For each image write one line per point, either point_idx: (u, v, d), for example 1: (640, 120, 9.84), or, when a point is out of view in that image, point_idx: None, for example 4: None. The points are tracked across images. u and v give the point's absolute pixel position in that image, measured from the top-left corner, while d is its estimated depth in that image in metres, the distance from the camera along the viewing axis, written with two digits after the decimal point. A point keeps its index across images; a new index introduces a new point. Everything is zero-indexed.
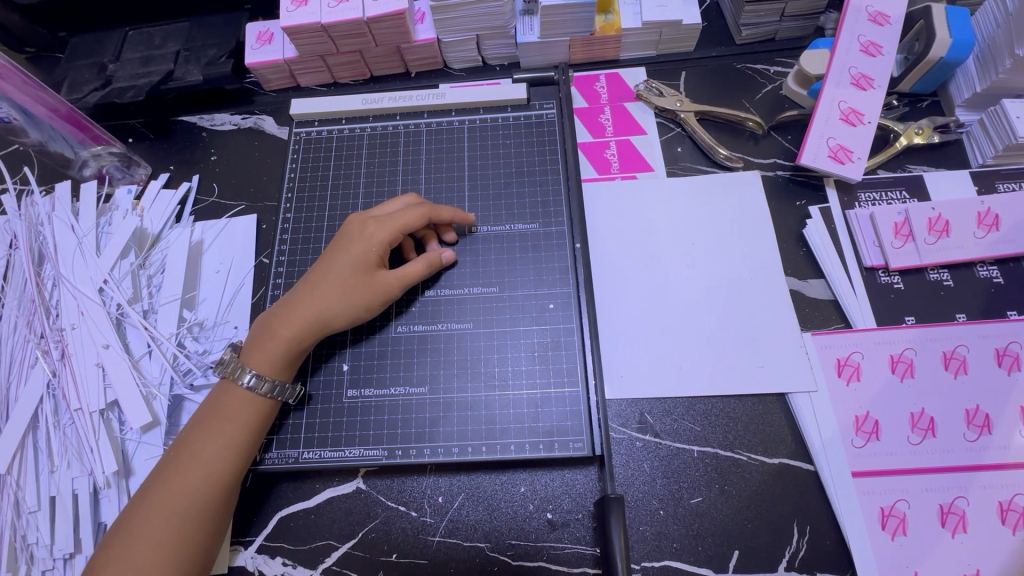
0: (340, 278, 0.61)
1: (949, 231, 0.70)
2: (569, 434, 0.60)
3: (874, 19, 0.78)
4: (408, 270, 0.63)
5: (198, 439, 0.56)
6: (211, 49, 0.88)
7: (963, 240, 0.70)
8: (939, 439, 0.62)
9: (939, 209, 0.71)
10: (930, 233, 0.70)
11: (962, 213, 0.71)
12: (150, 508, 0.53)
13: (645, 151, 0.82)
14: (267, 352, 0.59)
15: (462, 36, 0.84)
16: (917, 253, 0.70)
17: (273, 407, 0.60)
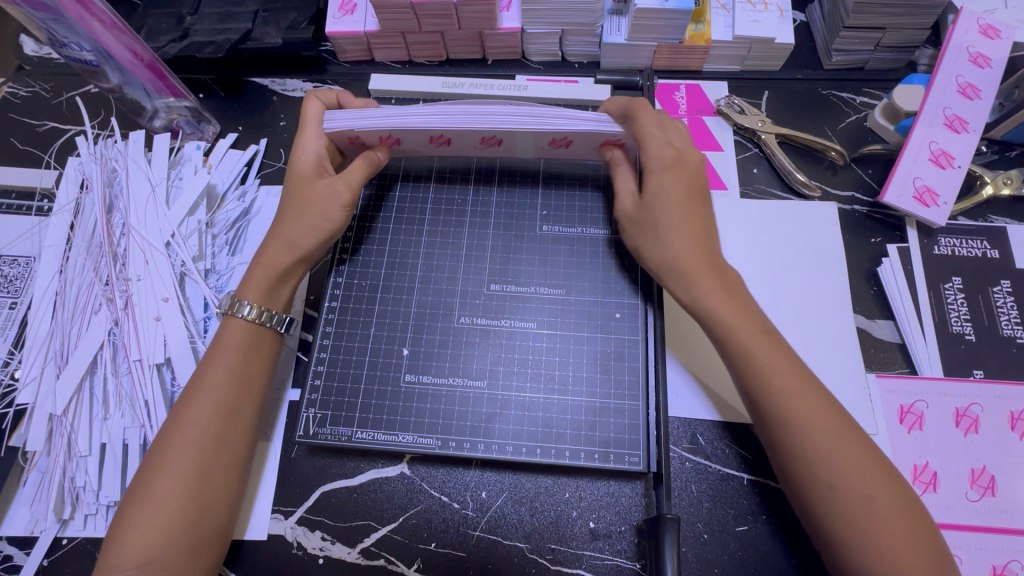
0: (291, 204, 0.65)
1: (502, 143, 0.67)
2: (625, 447, 0.60)
3: (974, 61, 0.75)
4: (354, 169, 0.66)
5: (199, 397, 0.57)
6: (291, 13, 0.87)
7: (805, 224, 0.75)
8: (997, 499, 0.61)
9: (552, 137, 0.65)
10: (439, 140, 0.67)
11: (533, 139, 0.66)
12: (162, 475, 0.54)
13: (720, 169, 0.80)
14: (255, 282, 0.62)
15: (547, 29, 0.83)
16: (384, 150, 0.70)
17: (274, 335, 0.63)
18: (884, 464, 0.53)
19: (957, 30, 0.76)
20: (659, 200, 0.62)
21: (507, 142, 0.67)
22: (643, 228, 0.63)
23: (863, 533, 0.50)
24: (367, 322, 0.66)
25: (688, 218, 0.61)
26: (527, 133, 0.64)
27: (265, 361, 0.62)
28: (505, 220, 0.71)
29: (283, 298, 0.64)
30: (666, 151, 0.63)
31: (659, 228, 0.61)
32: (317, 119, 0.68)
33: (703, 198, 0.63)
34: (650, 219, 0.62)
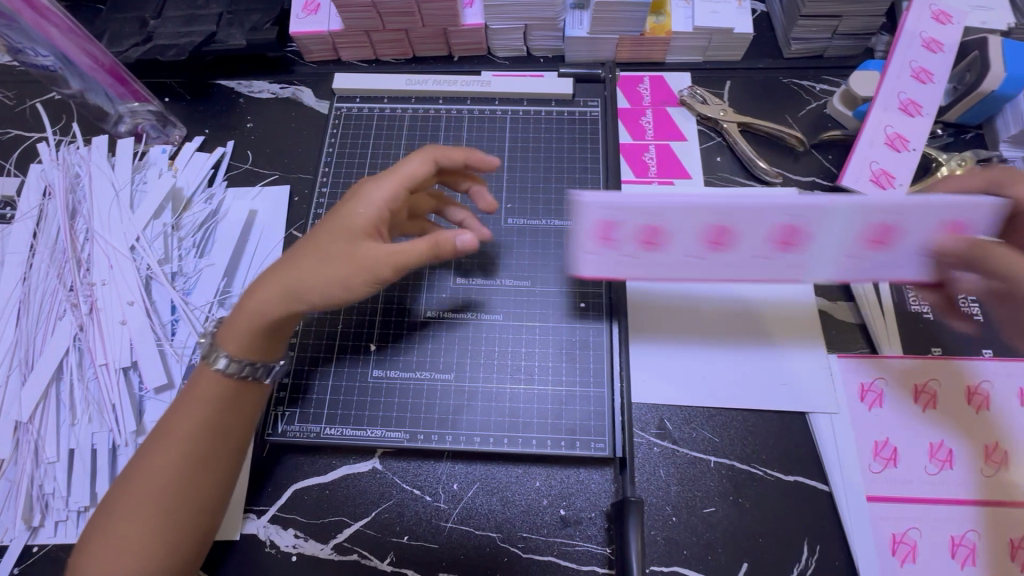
0: (317, 249, 0.53)
1: (662, 244, 0.55)
2: (591, 434, 0.61)
3: (927, 46, 0.77)
4: (410, 253, 0.53)
5: (167, 445, 0.52)
6: (255, 14, 0.87)
7: None
8: (955, 471, 0.62)
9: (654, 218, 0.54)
10: (641, 245, 0.55)
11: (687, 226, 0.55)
12: (149, 482, 0.51)
13: (684, 158, 0.81)
14: (234, 331, 0.55)
15: (510, 24, 0.83)
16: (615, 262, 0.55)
17: (257, 388, 0.57)
18: None
19: (910, 17, 0.78)
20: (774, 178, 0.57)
21: (671, 241, 0.55)
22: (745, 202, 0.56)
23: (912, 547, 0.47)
24: (333, 320, 0.67)
25: None
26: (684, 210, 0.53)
27: (245, 408, 0.56)
28: (471, 215, 0.71)
29: (266, 347, 0.56)
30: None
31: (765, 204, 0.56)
32: (406, 174, 0.58)
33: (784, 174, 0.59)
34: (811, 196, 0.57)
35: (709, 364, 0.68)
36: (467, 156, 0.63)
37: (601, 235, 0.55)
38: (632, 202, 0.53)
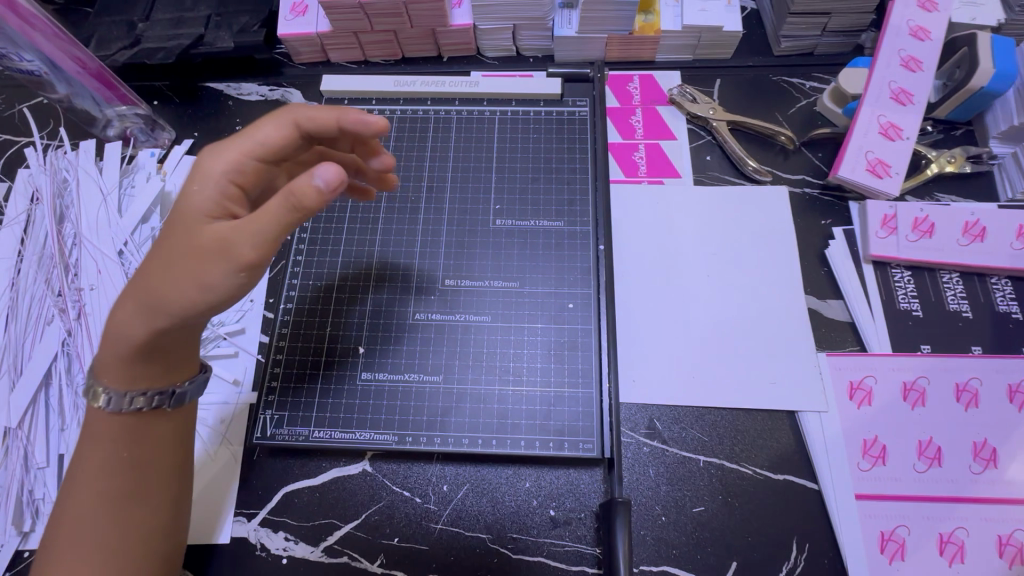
0: (166, 262, 0.48)
1: (933, 233, 0.71)
2: (580, 435, 0.61)
3: (915, 35, 0.77)
4: (267, 216, 0.46)
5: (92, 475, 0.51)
6: (243, 16, 0.87)
7: (945, 243, 0.71)
8: (944, 469, 0.62)
9: (977, 214, 0.72)
10: (915, 231, 0.72)
11: (950, 219, 0.72)
12: (84, 503, 0.50)
13: (674, 157, 0.81)
14: (109, 365, 0.51)
15: (499, 24, 0.83)
16: (897, 247, 0.71)
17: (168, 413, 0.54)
18: None
19: (895, 8, 0.78)
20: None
21: (930, 401, 0.65)
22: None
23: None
24: (322, 322, 0.67)
25: None
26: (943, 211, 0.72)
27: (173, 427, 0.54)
28: (459, 217, 0.71)
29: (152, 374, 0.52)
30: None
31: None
32: (244, 143, 0.52)
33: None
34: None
35: (698, 364, 0.68)
36: (335, 113, 0.56)
37: (912, 222, 0.72)
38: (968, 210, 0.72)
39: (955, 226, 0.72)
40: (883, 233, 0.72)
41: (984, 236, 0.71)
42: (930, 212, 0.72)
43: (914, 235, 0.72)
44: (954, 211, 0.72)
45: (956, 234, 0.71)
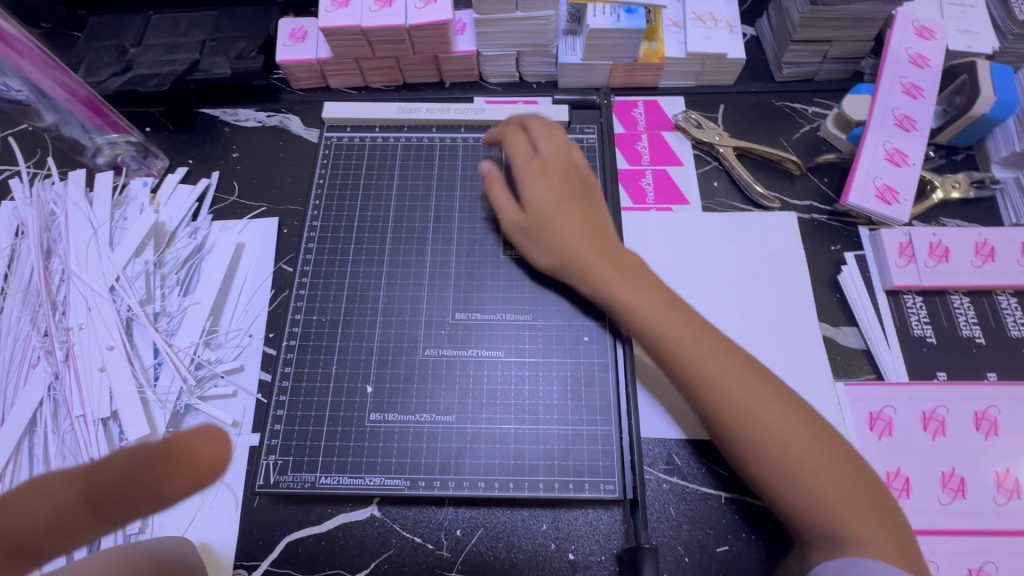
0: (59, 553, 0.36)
1: (949, 257, 0.71)
2: (600, 476, 0.58)
3: (914, 62, 0.78)
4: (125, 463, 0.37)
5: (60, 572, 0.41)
6: (241, 42, 0.85)
7: (960, 267, 0.71)
8: (968, 501, 0.61)
9: (985, 235, 0.72)
10: (932, 257, 0.71)
11: (961, 242, 0.72)
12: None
13: (681, 184, 0.80)
14: None
15: (502, 50, 0.83)
16: (917, 274, 0.71)
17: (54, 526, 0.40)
18: (827, 443, 0.51)
19: (894, 36, 0.79)
20: (539, 205, 0.65)
21: (950, 430, 0.64)
22: (539, 228, 0.65)
23: (833, 523, 0.48)
24: (328, 359, 0.64)
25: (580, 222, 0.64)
26: (955, 234, 0.72)
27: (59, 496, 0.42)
28: (468, 246, 0.70)
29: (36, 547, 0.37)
30: (529, 160, 0.68)
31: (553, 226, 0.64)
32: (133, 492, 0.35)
33: (580, 188, 0.67)
34: (543, 221, 0.65)
35: None
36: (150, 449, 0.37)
37: (927, 248, 0.72)
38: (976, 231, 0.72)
39: (966, 247, 0.72)
40: (901, 261, 0.71)
41: (993, 255, 0.71)
42: (942, 236, 0.72)
43: (930, 260, 0.71)
44: (964, 233, 0.72)
45: (969, 255, 0.71)
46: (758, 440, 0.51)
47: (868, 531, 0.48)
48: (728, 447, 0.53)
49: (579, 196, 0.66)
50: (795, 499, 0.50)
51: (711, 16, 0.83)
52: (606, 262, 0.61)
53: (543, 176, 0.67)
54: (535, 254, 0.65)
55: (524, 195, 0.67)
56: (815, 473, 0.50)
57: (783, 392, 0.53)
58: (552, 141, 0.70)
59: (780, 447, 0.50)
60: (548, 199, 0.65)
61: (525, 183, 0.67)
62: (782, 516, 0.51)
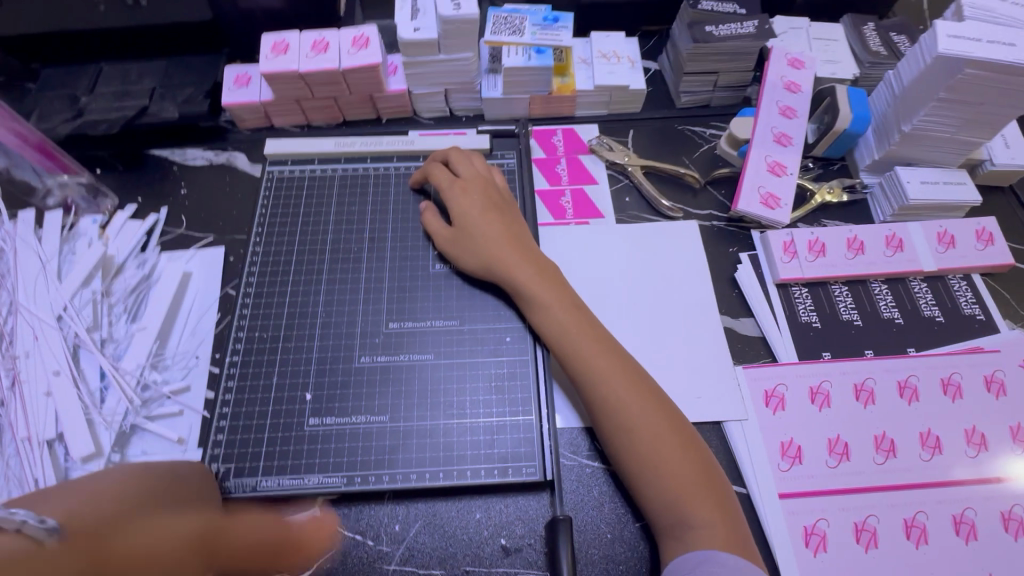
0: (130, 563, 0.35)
1: (825, 252, 0.81)
2: (522, 460, 0.64)
3: (788, 88, 0.91)
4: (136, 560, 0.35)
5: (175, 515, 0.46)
6: (188, 88, 0.92)
7: (836, 260, 0.81)
8: (852, 462, 0.69)
9: (855, 232, 0.83)
10: (811, 252, 0.81)
11: (836, 239, 0.83)
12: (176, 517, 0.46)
13: (596, 200, 0.89)
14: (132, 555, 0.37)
15: (431, 88, 0.92)
16: (801, 268, 0.81)
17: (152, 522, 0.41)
18: (689, 442, 0.62)
19: (770, 66, 0.91)
20: (464, 218, 0.73)
21: (834, 401, 0.72)
22: (462, 240, 0.73)
23: (683, 509, 0.58)
24: (269, 371, 0.69)
25: (501, 232, 0.72)
26: (830, 233, 0.83)
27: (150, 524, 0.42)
28: (400, 262, 0.76)
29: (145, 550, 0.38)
30: (454, 182, 0.76)
31: (475, 237, 0.72)
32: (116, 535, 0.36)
33: (501, 206, 0.75)
34: (467, 233, 0.73)
35: None
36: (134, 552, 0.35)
37: (806, 245, 0.82)
38: (848, 229, 0.83)
39: (840, 243, 0.82)
40: (785, 257, 0.81)
41: (863, 248, 0.82)
42: (819, 235, 0.83)
43: (811, 255, 0.81)
44: (837, 231, 0.83)
45: (843, 250, 0.82)
46: (631, 435, 0.61)
47: (711, 514, 0.58)
48: (613, 437, 0.63)
49: (499, 210, 0.75)
50: (652, 486, 0.60)
51: (615, 54, 0.95)
52: (521, 269, 0.70)
53: (467, 193, 0.75)
54: (461, 261, 0.73)
55: (450, 209, 0.75)
56: (672, 465, 0.60)
57: (661, 397, 0.64)
58: (470, 166, 0.79)
59: (651, 440, 0.61)
60: (472, 213, 0.73)
61: (451, 200, 0.75)
62: (648, 503, 0.60)
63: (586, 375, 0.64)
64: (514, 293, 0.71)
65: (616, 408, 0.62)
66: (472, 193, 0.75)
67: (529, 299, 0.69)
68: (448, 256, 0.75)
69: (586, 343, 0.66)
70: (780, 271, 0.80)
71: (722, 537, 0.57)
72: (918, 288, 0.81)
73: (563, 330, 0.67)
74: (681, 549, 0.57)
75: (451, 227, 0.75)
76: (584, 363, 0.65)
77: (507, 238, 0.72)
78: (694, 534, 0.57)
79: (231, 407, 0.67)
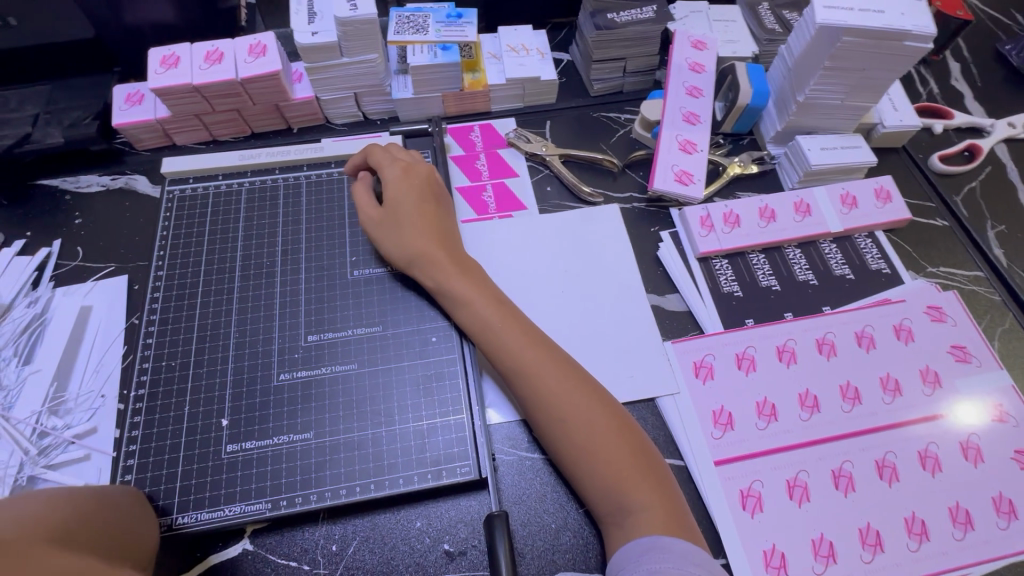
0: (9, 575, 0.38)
1: (740, 223, 0.84)
2: (456, 461, 0.63)
3: (693, 68, 0.93)
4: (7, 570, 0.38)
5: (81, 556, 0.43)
6: (75, 111, 0.86)
7: (751, 229, 0.84)
8: (780, 422, 0.71)
9: (765, 201, 0.86)
10: (727, 224, 0.84)
11: (749, 209, 0.85)
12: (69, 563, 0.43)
13: (518, 192, 0.89)
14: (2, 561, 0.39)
15: (339, 93, 0.90)
16: (719, 240, 0.83)
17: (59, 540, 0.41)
18: (622, 424, 0.62)
19: (675, 49, 0.94)
20: (397, 201, 0.72)
21: (759, 365, 0.74)
22: (393, 228, 0.71)
23: (620, 494, 0.58)
24: (180, 402, 0.64)
25: (432, 225, 0.71)
26: (743, 204, 0.86)
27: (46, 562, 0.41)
28: (317, 272, 0.74)
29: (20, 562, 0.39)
30: (394, 163, 0.75)
31: (403, 225, 0.71)
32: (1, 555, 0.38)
33: (436, 197, 0.74)
34: (397, 220, 0.71)
35: None
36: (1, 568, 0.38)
37: (722, 217, 0.84)
38: (759, 199, 0.86)
39: (752, 213, 0.85)
40: (703, 232, 0.83)
41: (775, 216, 0.85)
42: (732, 207, 0.85)
43: (727, 227, 0.84)
44: (750, 202, 0.86)
45: (756, 219, 0.85)
46: (566, 419, 0.61)
47: (645, 493, 0.58)
48: (546, 427, 0.62)
49: (434, 202, 0.73)
50: (589, 473, 0.60)
51: (523, 47, 0.95)
52: (442, 268, 0.68)
53: (407, 179, 0.73)
54: (389, 246, 0.71)
55: (386, 188, 0.73)
56: (605, 449, 0.60)
57: (592, 382, 0.64)
58: (406, 156, 0.77)
59: (583, 425, 0.61)
60: (408, 201, 0.72)
61: (389, 180, 0.73)
62: (586, 489, 0.60)
63: (512, 367, 0.64)
64: (436, 291, 0.69)
65: (546, 397, 0.62)
66: (414, 179, 0.74)
67: (451, 296, 0.68)
68: (377, 242, 0.72)
69: (511, 335, 0.65)
70: (699, 244, 0.82)
71: (659, 516, 0.57)
72: (828, 249, 0.85)
73: (485, 322, 0.66)
74: (621, 534, 0.57)
75: (382, 212, 0.73)
76: (510, 355, 0.64)
77: (433, 232, 0.71)
78: (633, 514, 0.57)
79: (140, 444, 0.62)
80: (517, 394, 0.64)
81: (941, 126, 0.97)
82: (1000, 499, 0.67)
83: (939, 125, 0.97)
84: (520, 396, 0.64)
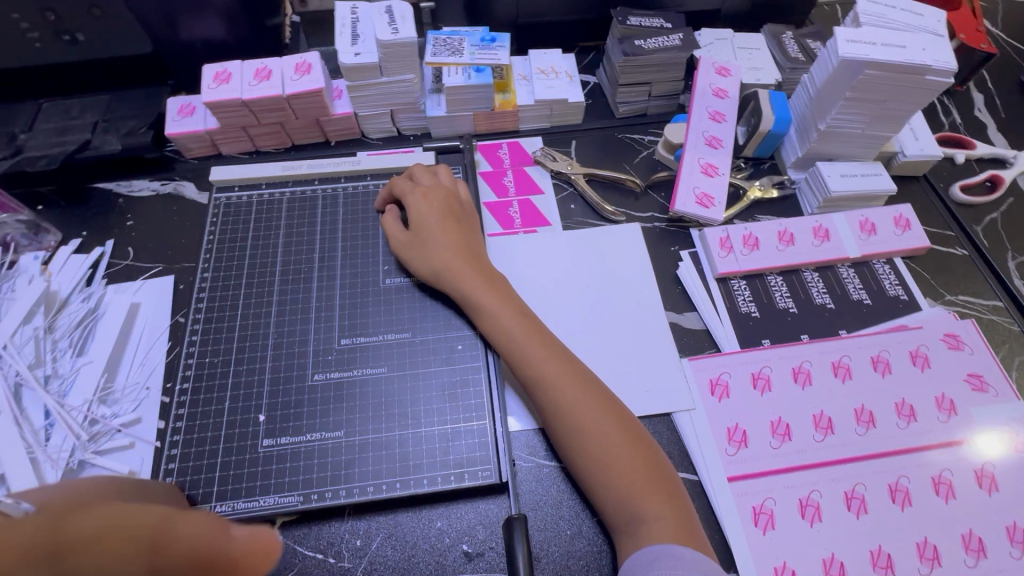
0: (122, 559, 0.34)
1: (759, 246, 0.86)
2: (478, 464, 0.65)
3: (716, 94, 0.96)
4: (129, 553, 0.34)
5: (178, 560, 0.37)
6: (131, 121, 0.92)
7: (769, 252, 0.86)
8: (794, 441, 0.72)
9: (784, 225, 0.88)
10: (745, 246, 0.86)
11: (768, 232, 0.87)
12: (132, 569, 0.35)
13: (543, 208, 0.93)
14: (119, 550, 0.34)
15: (376, 110, 0.94)
16: (737, 262, 0.85)
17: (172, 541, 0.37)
18: (637, 438, 0.64)
19: (699, 74, 0.97)
20: (421, 223, 0.76)
21: (774, 385, 0.76)
22: (418, 248, 0.75)
23: (634, 506, 0.60)
24: (221, 397, 0.69)
25: (456, 242, 0.75)
26: (763, 227, 0.88)
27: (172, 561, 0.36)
28: (351, 278, 0.78)
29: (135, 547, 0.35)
30: (416, 189, 0.79)
31: (429, 245, 0.75)
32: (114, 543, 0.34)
33: (458, 217, 0.78)
34: (422, 240, 0.75)
35: None
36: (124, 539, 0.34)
37: (741, 240, 0.87)
38: (778, 223, 0.88)
39: (771, 236, 0.87)
40: (722, 253, 0.85)
41: (793, 240, 0.87)
42: (752, 229, 0.87)
43: (746, 248, 0.86)
44: (769, 225, 0.88)
45: (774, 242, 0.87)
46: (582, 431, 0.63)
47: (658, 507, 0.60)
48: (563, 439, 0.65)
49: (457, 220, 0.77)
50: (605, 485, 0.62)
51: (553, 70, 0.99)
52: (469, 281, 0.72)
53: (427, 202, 0.78)
54: (416, 265, 0.75)
55: (410, 212, 0.78)
56: (621, 462, 0.62)
57: (609, 396, 0.67)
58: (429, 178, 0.81)
59: (599, 438, 0.63)
60: (429, 222, 0.76)
61: (412, 204, 0.78)
62: (602, 499, 0.62)
63: (534, 379, 0.67)
64: (463, 305, 0.73)
65: (565, 409, 0.64)
66: (434, 201, 0.78)
67: (477, 309, 0.71)
68: (404, 263, 0.77)
69: (534, 348, 0.68)
70: (718, 265, 0.84)
71: (672, 528, 0.59)
72: (846, 274, 0.86)
73: (509, 335, 0.69)
74: (635, 543, 0.59)
75: (408, 234, 0.77)
76: (532, 366, 0.67)
77: (459, 248, 0.74)
78: (647, 527, 0.59)
79: (181, 436, 0.66)
80: (537, 405, 0.67)
81: (962, 156, 0.98)
82: (1014, 529, 0.68)
83: (960, 155, 0.98)
84: (540, 407, 0.67)
